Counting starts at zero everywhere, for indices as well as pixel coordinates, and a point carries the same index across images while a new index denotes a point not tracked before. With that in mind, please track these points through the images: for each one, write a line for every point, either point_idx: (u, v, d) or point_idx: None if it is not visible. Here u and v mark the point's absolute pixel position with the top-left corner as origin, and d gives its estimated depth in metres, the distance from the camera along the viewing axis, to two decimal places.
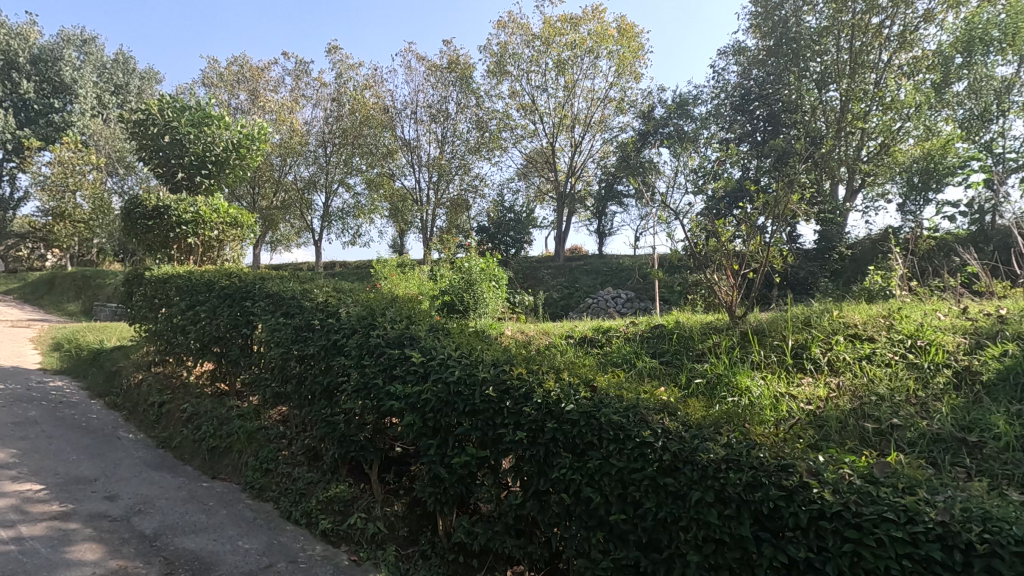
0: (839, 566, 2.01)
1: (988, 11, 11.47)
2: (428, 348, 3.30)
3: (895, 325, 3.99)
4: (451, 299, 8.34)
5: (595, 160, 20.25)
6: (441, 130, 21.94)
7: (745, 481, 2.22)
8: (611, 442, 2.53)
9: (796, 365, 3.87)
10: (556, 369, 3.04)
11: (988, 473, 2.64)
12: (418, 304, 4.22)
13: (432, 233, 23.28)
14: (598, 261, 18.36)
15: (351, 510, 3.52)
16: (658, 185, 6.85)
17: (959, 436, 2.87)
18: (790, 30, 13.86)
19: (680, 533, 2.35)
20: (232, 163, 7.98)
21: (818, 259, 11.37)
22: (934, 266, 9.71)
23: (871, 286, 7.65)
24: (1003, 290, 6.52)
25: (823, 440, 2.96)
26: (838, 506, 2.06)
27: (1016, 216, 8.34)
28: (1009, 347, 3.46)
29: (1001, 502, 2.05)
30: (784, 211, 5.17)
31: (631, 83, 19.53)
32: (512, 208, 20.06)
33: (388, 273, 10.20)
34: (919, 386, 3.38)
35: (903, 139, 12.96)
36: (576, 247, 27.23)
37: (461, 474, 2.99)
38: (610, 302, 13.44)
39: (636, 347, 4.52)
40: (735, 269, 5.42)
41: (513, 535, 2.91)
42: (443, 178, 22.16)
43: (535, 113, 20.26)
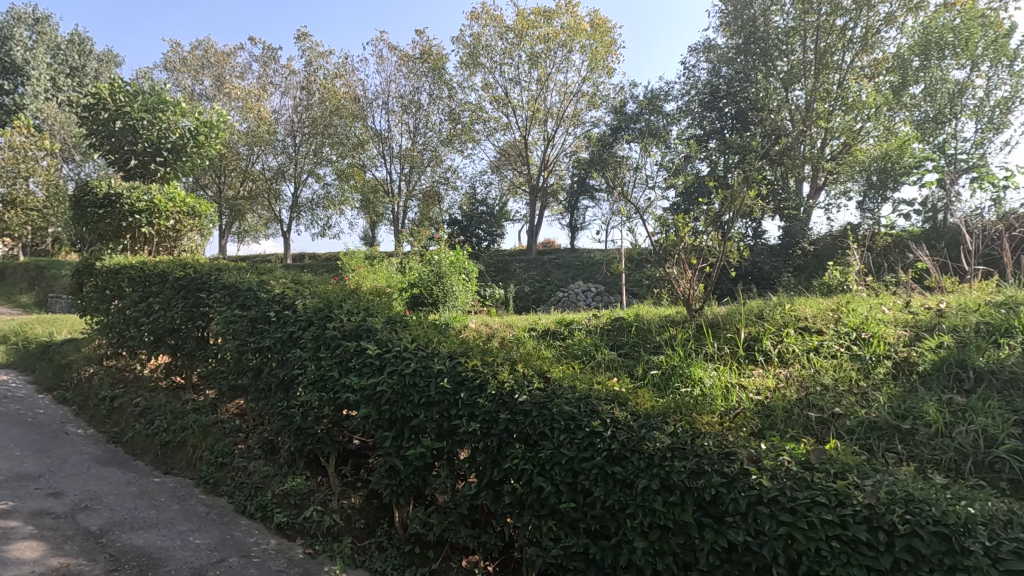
0: (774, 549, 2.09)
1: (943, 18, 12.28)
2: (385, 340, 3.30)
3: (843, 318, 4.15)
4: (420, 292, 8.33)
5: (567, 155, 20.31)
6: (413, 121, 21.71)
7: (689, 469, 2.30)
8: (562, 432, 2.59)
9: (748, 357, 4.00)
10: (512, 360, 3.07)
11: (918, 459, 2.78)
12: (378, 296, 4.20)
13: (404, 225, 23.00)
14: (570, 255, 18.52)
15: (307, 503, 3.49)
16: (624, 180, 6.95)
17: (894, 424, 3.01)
18: (758, 30, 14.04)
19: (627, 520, 2.40)
20: (190, 152, 7.76)
21: (782, 253, 11.58)
22: (889, 262, 10.09)
23: (831, 280, 7.78)
24: (952, 286, 6.79)
25: (768, 429, 3.06)
26: (774, 491, 2.15)
27: (966, 215, 8.70)
28: (944, 340, 3.64)
29: (924, 486, 2.17)
30: (742, 206, 5.29)
31: (604, 78, 19.60)
32: (485, 202, 20.08)
33: (355, 266, 10.05)
34: (862, 376, 3.52)
35: (864, 139, 13.12)
36: (549, 240, 27.34)
37: (417, 466, 3.00)
38: (580, 296, 13.48)
39: (596, 339, 4.58)
40: (694, 263, 5.54)
41: (468, 525, 2.94)
42: (415, 169, 21.99)
43: (508, 106, 20.21)
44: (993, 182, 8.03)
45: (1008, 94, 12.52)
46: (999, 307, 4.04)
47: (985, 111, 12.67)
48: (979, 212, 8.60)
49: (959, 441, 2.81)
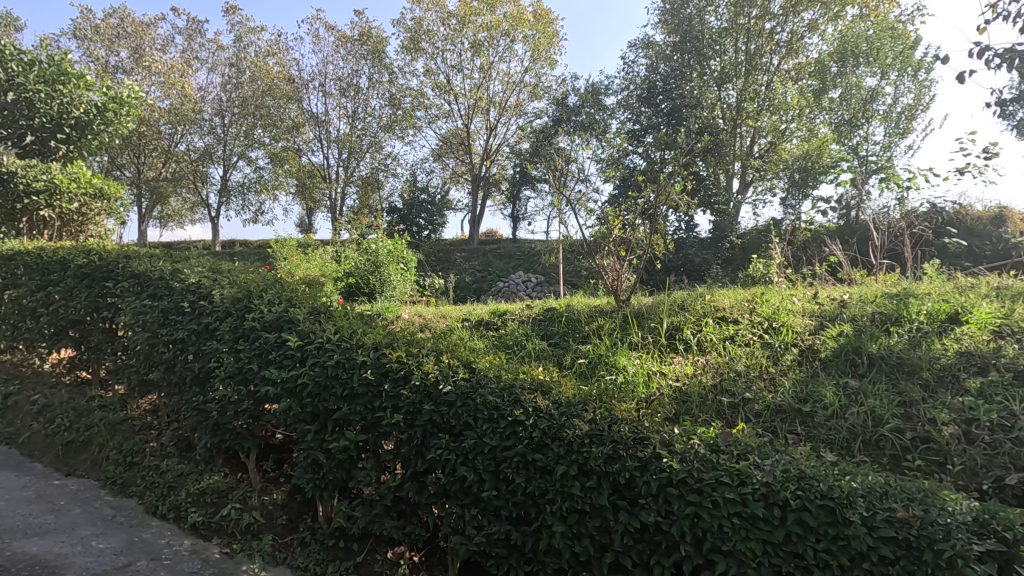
0: (682, 527, 2.20)
1: (859, 27, 13.03)
2: (307, 332, 3.20)
3: (756, 309, 4.41)
4: (357, 282, 8.21)
5: (509, 145, 20.31)
6: (352, 105, 20.98)
7: (605, 454, 2.39)
8: (485, 422, 2.62)
9: (670, 345, 4.18)
10: (438, 351, 3.06)
11: (815, 439, 3.01)
12: (304, 286, 4.07)
13: (342, 211, 22.29)
14: (511, 246, 18.58)
15: (225, 501, 3.36)
16: (561, 172, 7.05)
17: (796, 407, 3.24)
18: (693, 28, 14.29)
19: (547, 506, 2.46)
20: (96, 129, 7.20)
21: (712, 247, 11.94)
22: (808, 255, 10.76)
23: (755, 272, 8.27)
24: (860, 278, 7.31)
25: (683, 414, 3.22)
26: (682, 473, 2.27)
27: (876, 213, 9.38)
28: (844, 328, 3.94)
29: (816, 463, 2.36)
30: (667, 200, 5.49)
31: (546, 69, 19.70)
32: (426, 190, 19.85)
33: (288, 254, 9.65)
34: (771, 362, 3.76)
35: (789, 138, 14.08)
36: (491, 231, 27.29)
37: (340, 459, 2.94)
38: (520, 286, 13.45)
39: (528, 329, 4.64)
40: (623, 255, 5.71)
41: (393, 517, 2.92)
42: (353, 155, 21.40)
43: (450, 93, 19.93)
44: (898, 183, 8.69)
45: (912, 102, 13.61)
46: (891, 298, 4.42)
47: (893, 116, 13.73)
48: (885, 209, 9.28)
49: (851, 422, 3.06)
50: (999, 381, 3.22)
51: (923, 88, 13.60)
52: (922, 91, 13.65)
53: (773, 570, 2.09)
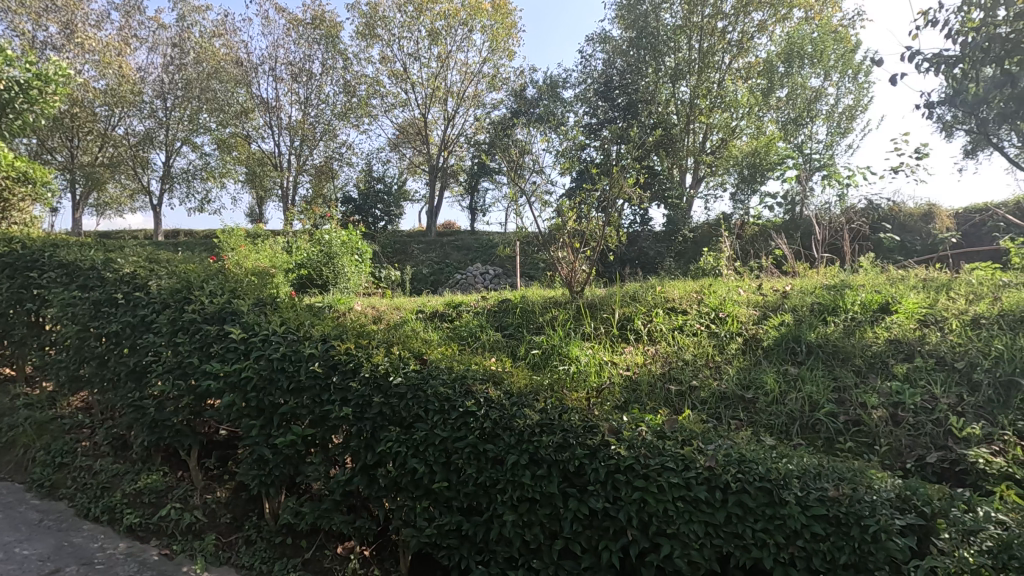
0: (629, 512, 2.26)
1: (805, 30, 13.67)
2: (252, 324, 3.09)
3: (704, 299, 4.55)
4: (309, 273, 8.03)
5: (467, 136, 20.12)
6: (304, 91, 20.29)
7: (555, 443, 2.42)
8: (436, 413, 2.61)
9: (621, 335, 4.26)
10: (388, 343, 3.02)
11: (756, 424, 3.14)
12: (250, 276, 3.93)
13: (295, 201, 21.59)
14: (469, 237, 18.46)
15: (164, 501, 3.22)
16: (518, 164, 7.05)
17: (739, 394, 3.37)
18: (649, 25, 14.53)
19: (498, 496, 2.47)
20: (19, 108, 6.67)
21: (665, 240, 12.28)
22: (755, 248, 11.15)
23: (706, 265, 8.51)
24: (802, 270, 7.64)
25: (632, 402, 3.29)
26: (630, 459, 2.32)
27: (819, 210, 9.79)
28: (785, 318, 4.12)
29: (756, 447, 2.45)
30: (620, 193, 5.58)
31: (504, 61, 19.59)
32: (383, 179, 19.49)
33: (235, 244, 9.27)
34: (717, 351, 3.89)
35: (739, 136, 14.48)
36: (449, 222, 27.02)
37: (287, 454, 2.87)
38: (478, 277, 13.36)
39: (482, 320, 4.63)
40: (577, 247, 5.76)
41: (342, 512, 2.87)
42: (306, 143, 20.74)
43: (406, 82, 19.55)
44: (839, 180, 9.10)
45: (852, 103, 14.29)
46: (830, 289, 4.64)
47: (835, 116, 14.38)
48: (827, 205, 9.70)
49: (790, 407, 3.20)
50: (923, 366, 3.43)
51: (862, 90, 14.29)
52: (861, 93, 14.34)
53: (714, 550, 2.16)
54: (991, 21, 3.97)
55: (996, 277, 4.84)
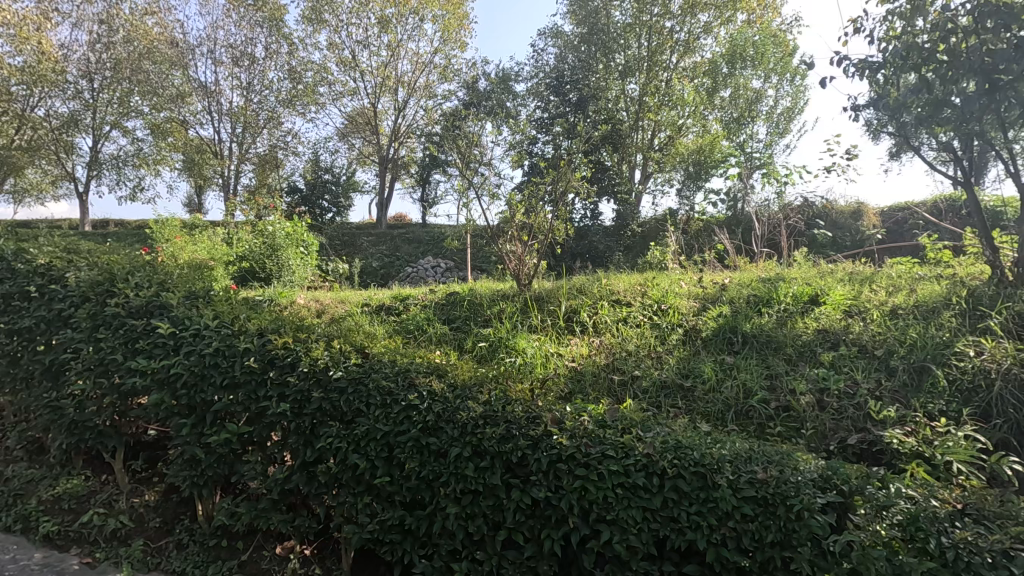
0: (570, 501, 2.29)
1: (748, 33, 14.25)
2: (181, 318, 2.94)
3: (648, 292, 4.68)
4: (251, 266, 7.76)
5: (418, 127, 19.77)
6: (246, 76, 19.32)
7: (498, 434, 2.44)
8: (378, 407, 2.58)
9: (567, 327, 4.32)
10: (329, 336, 2.95)
11: (694, 411, 3.26)
12: (181, 268, 3.73)
13: (236, 190, 20.62)
14: (421, 231, 18.16)
15: (85, 507, 3.04)
16: (469, 157, 7.00)
17: (678, 383, 3.48)
18: (600, 22, 14.68)
19: (441, 489, 2.46)
20: None
21: (615, 235, 12.46)
22: (700, 243, 11.51)
23: (653, 259, 8.70)
24: (743, 264, 7.94)
25: (576, 393, 3.35)
26: (571, 448, 2.37)
27: (759, 206, 10.19)
28: (723, 309, 4.28)
29: (692, 434, 2.54)
30: (567, 187, 5.65)
31: (456, 52, 19.36)
32: (331, 170, 18.94)
33: (170, 236, 8.78)
34: (659, 342, 3.99)
35: (685, 134, 14.89)
36: (400, 215, 26.50)
37: (222, 454, 2.76)
38: (429, 271, 13.04)
39: (429, 313, 4.59)
40: (525, 240, 5.78)
41: (281, 510, 2.79)
42: (249, 131, 19.87)
43: (355, 70, 19.01)
44: (778, 179, 9.52)
45: (790, 105, 14.99)
46: (765, 282, 4.86)
47: (773, 117, 15.04)
48: (767, 202, 10.12)
49: (726, 395, 3.34)
50: (847, 353, 3.65)
51: (798, 94, 15.01)
52: (798, 96, 15.06)
53: (651, 535, 2.23)
54: (911, 29, 4.24)
55: (914, 270, 5.19)
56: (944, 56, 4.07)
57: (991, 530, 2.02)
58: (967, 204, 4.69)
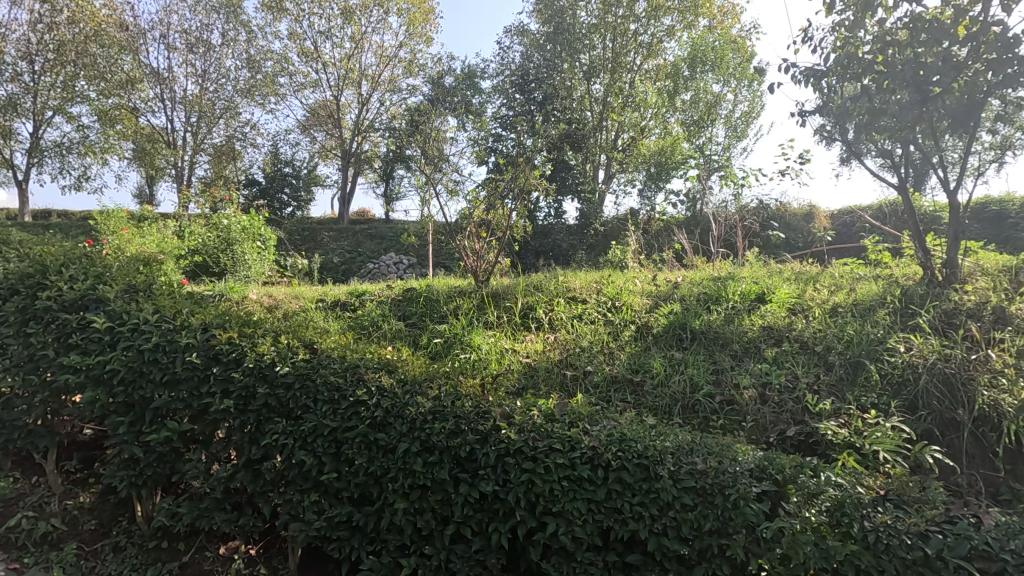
0: (518, 494, 2.32)
1: (709, 38, 14.61)
2: (119, 312, 2.84)
3: (603, 290, 4.79)
4: (204, 259, 7.51)
5: (383, 121, 19.44)
6: (201, 64, 18.53)
7: (447, 429, 2.46)
8: (325, 404, 2.56)
9: (523, 323, 4.37)
10: (275, 332, 2.90)
11: (643, 405, 3.34)
12: (122, 259, 3.58)
13: (190, 182, 19.81)
14: (384, 226, 17.86)
15: (14, 510, 2.90)
16: (431, 152, 6.91)
17: (628, 377, 3.56)
18: (565, 21, 14.56)
19: (389, 484, 2.46)
20: None
21: (579, 233, 12.54)
22: (660, 243, 11.72)
23: (614, 258, 8.79)
24: (700, 263, 8.12)
25: (528, 387, 3.39)
26: (519, 443, 2.40)
27: (717, 207, 10.45)
28: (674, 307, 4.41)
29: (637, 427, 2.61)
30: (526, 184, 5.69)
31: (421, 46, 19.13)
32: (291, 164, 18.48)
33: (116, 228, 8.38)
34: (612, 338, 4.08)
35: (648, 135, 15.15)
36: (363, 210, 26.04)
37: (162, 452, 2.68)
38: (391, 267, 12.82)
39: (385, 310, 4.54)
40: (483, 236, 5.78)
41: (225, 510, 2.72)
42: (204, 120, 19.05)
43: (317, 61, 18.58)
44: (735, 181, 9.80)
45: (747, 110, 15.46)
46: (715, 280, 5.01)
47: (732, 121, 15.50)
48: (724, 204, 10.40)
49: (674, 389, 3.43)
50: (790, 349, 3.79)
51: (755, 99, 15.49)
52: (755, 102, 15.54)
53: (595, 526, 2.28)
54: (853, 38, 4.44)
55: (855, 271, 5.44)
56: (882, 67, 4.28)
57: (909, 513, 2.15)
58: (903, 208, 4.94)
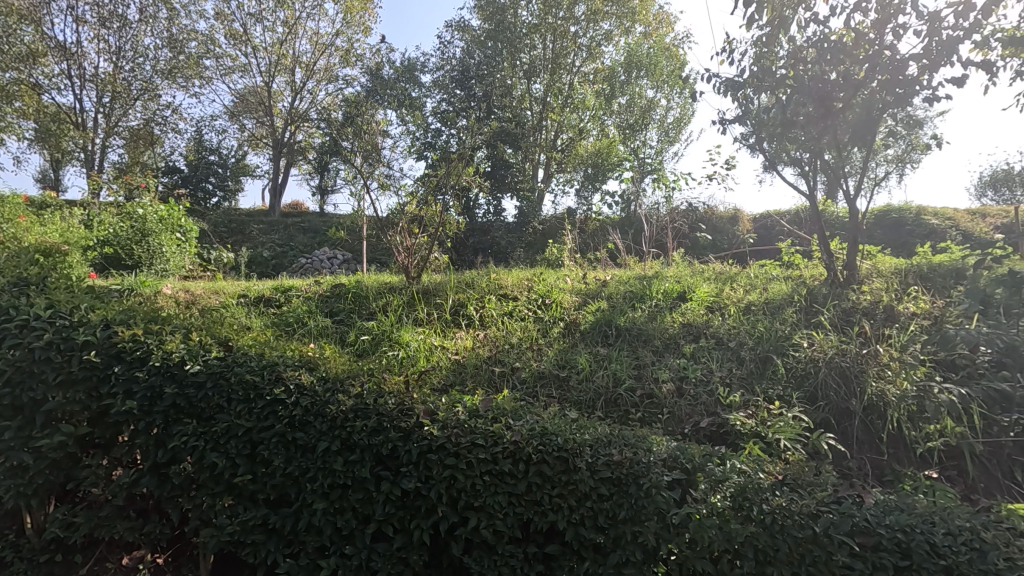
0: (439, 491, 2.33)
1: (644, 44, 15.10)
2: (7, 306, 2.61)
3: (534, 287, 4.87)
4: (116, 251, 7.00)
5: (318, 110, 18.74)
6: (115, 40, 17.12)
7: (369, 427, 2.43)
8: (240, 403, 2.48)
9: (454, 320, 4.38)
10: (187, 329, 2.76)
11: (567, 401, 3.43)
12: (12, 249, 3.28)
13: (102, 167, 18.30)
14: (318, 220, 17.24)
15: None
16: (365, 144, 6.70)
17: (555, 373, 3.65)
18: (506, 20, 14.71)
19: (308, 485, 2.41)
20: None
21: (517, 231, 12.57)
22: (595, 242, 11.99)
23: (550, 256, 8.89)
24: (632, 263, 8.37)
25: (456, 384, 3.41)
26: (441, 439, 2.39)
27: (649, 209, 10.81)
28: (601, 305, 4.56)
29: (559, 421, 2.67)
30: (459, 181, 5.65)
31: (359, 36, 18.61)
32: (217, 152, 17.50)
33: (13, 215, 7.63)
34: (541, 334, 4.16)
35: (586, 137, 15.46)
36: (296, 203, 25.03)
37: (56, 458, 2.48)
38: (324, 262, 12.39)
39: (312, 306, 4.41)
40: (415, 232, 5.70)
41: (129, 518, 2.57)
42: (119, 101, 17.64)
43: (246, 44, 17.68)
44: (666, 184, 10.19)
45: (679, 116, 16.11)
46: (641, 279, 5.22)
47: (666, 126, 16.10)
48: (657, 206, 10.76)
49: (598, 384, 3.54)
50: (706, 345, 4.00)
51: (686, 106, 16.15)
52: (686, 108, 16.20)
53: (515, 518, 2.33)
54: (768, 53, 4.73)
55: (770, 272, 5.80)
56: (792, 82, 4.57)
57: (803, 496, 2.31)
58: (811, 214, 5.31)
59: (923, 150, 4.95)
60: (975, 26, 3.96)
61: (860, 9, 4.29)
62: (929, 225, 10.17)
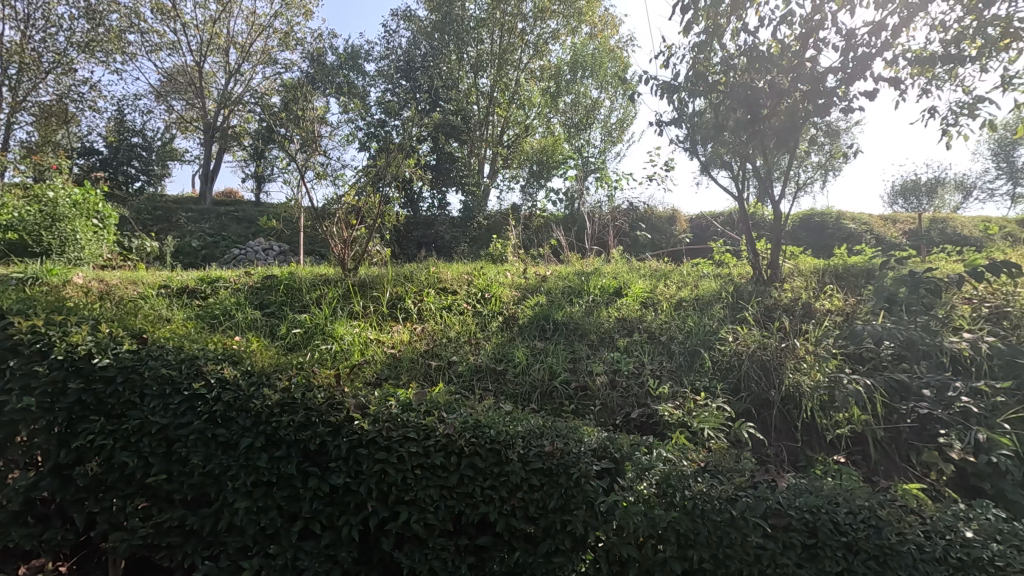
0: (369, 485, 2.29)
1: (589, 45, 15.38)
2: None
3: (474, 282, 4.87)
4: (21, 237, 6.44)
5: (253, 94, 17.88)
6: (23, 7, 15.67)
7: (296, 422, 2.35)
8: (154, 398, 2.34)
9: (391, 313, 4.31)
10: (96, 320, 2.57)
11: (503, 393, 3.45)
12: None
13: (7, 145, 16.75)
14: (252, 209, 16.47)
15: None
16: (302, 131, 6.45)
17: (492, 366, 3.66)
18: (453, 11, 14.55)
19: (229, 483, 2.31)
20: None
21: (462, 226, 12.45)
22: (539, 239, 12.08)
23: (494, 251, 8.88)
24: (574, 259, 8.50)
25: (390, 377, 3.36)
26: (372, 433, 2.35)
27: (591, 206, 11.00)
28: (539, 299, 4.62)
29: (492, 414, 2.68)
30: (400, 172, 5.55)
31: (300, 19, 17.90)
32: (140, 133, 16.39)
33: None
34: (479, 328, 4.16)
35: (531, 134, 15.55)
36: (229, 191, 23.82)
37: None
38: (258, 253, 11.87)
39: (240, 298, 4.22)
40: (353, 224, 5.53)
41: (28, 523, 2.38)
42: (27, 74, 16.17)
43: (175, 20, 16.61)
44: (608, 182, 10.40)
45: (622, 117, 16.47)
46: (580, 275, 5.32)
47: (609, 126, 16.42)
48: (598, 204, 10.97)
49: (534, 376, 3.58)
50: (639, 339, 4.12)
51: (628, 108, 16.56)
52: (628, 110, 16.60)
53: (447, 511, 2.32)
54: (703, 59, 4.92)
55: (701, 270, 6.03)
56: (724, 87, 4.79)
57: (722, 481, 2.43)
58: (740, 215, 5.57)
59: (841, 157, 5.29)
60: (886, 45, 4.26)
61: (786, 22, 4.53)
62: (847, 229, 10.90)
